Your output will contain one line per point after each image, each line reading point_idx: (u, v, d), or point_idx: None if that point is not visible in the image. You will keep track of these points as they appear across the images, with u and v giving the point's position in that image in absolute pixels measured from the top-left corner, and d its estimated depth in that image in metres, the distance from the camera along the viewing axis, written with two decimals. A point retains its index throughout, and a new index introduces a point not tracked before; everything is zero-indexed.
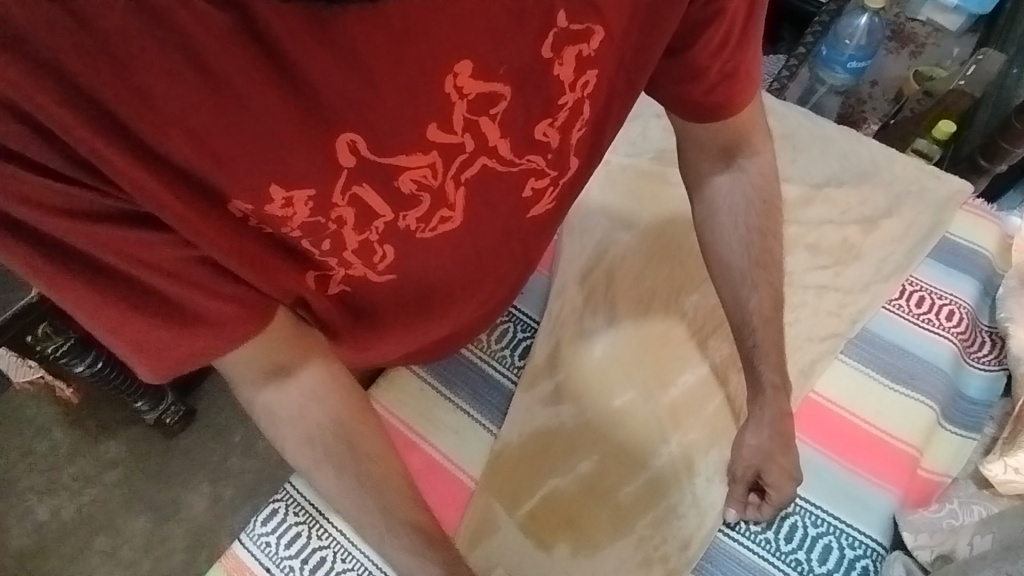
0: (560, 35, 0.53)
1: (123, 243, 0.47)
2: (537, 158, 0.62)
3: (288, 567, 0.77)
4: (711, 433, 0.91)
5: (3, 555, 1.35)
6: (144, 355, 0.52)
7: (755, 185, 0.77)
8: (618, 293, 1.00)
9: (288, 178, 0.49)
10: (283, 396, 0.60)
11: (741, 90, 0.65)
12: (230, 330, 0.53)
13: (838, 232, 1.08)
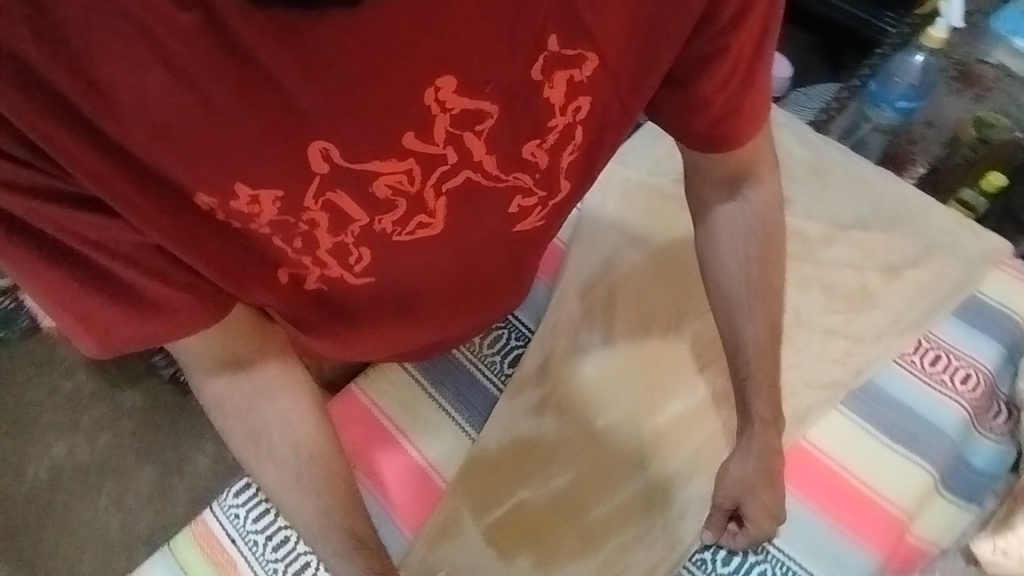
0: (551, 59, 0.55)
1: (78, 225, 0.50)
2: (525, 176, 0.64)
3: (253, 541, 0.79)
4: (688, 464, 0.89)
5: (18, 486, 1.41)
6: (91, 329, 0.54)
7: (761, 213, 0.75)
8: (618, 312, 1.00)
9: (256, 177, 0.52)
10: (233, 386, 0.66)
11: (743, 126, 0.65)
12: (188, 320, 0.56)
13: (858, 276, 1.04)
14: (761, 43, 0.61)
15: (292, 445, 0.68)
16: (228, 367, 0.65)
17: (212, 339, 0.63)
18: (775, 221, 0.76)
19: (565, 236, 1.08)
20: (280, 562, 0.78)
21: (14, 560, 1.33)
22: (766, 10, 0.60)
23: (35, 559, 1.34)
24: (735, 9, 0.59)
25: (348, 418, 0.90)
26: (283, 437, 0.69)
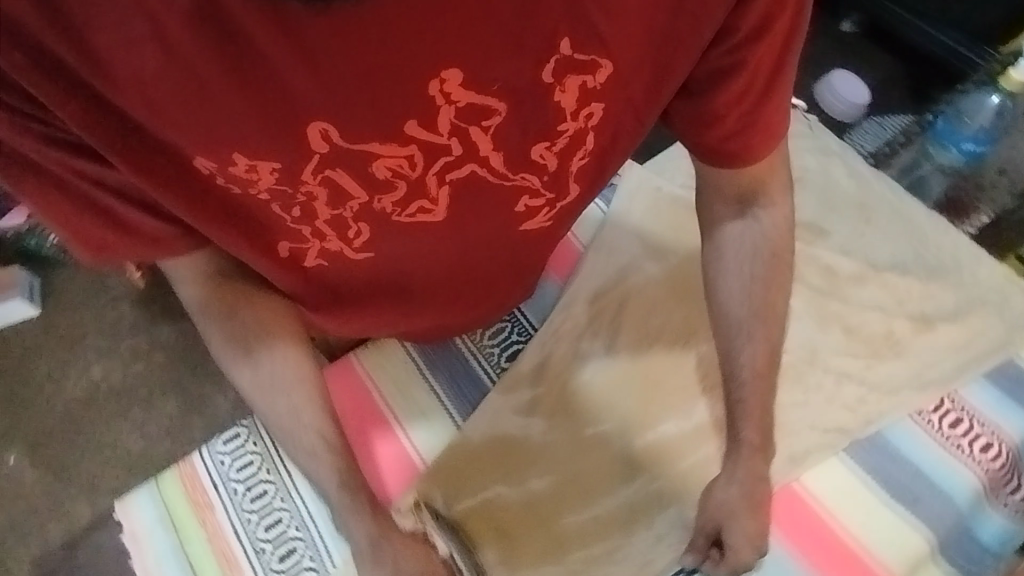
0: (563, 62, 0.54)
1: (72, 159, 0.52)
2: (533, 177, 0.65)
3: (232, 489, 0.82)
4: (670, 484, 0.87)
5: (56, 400, 1.43)
6: (82, 244, 0.57)
7: (772, 233, 0.66)
8: (625, 323, 0.98)
9: (252, 148, 0.52)
10: (219, 301, 0.69)
11: (757, 145, 0.60)
12: (175, 245, 0.59)
13: (884, 322, 0.99)
14: (784, 61, 0.57)
15: (269, 367, 0.71)
16: (209, 276, 0.67)
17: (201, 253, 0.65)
18: (784, 240, 0.67)
19: (586, 240, 1.08)
20: (255, 514, 0.81)
21: (45, 471, 1.37)
22: (791, 20, 0.56)
23: (64, 471, 1.36)
24: (756, 19, 0.55)
25: (341, 385, 0.92)
26: (268, 368, 0.71)
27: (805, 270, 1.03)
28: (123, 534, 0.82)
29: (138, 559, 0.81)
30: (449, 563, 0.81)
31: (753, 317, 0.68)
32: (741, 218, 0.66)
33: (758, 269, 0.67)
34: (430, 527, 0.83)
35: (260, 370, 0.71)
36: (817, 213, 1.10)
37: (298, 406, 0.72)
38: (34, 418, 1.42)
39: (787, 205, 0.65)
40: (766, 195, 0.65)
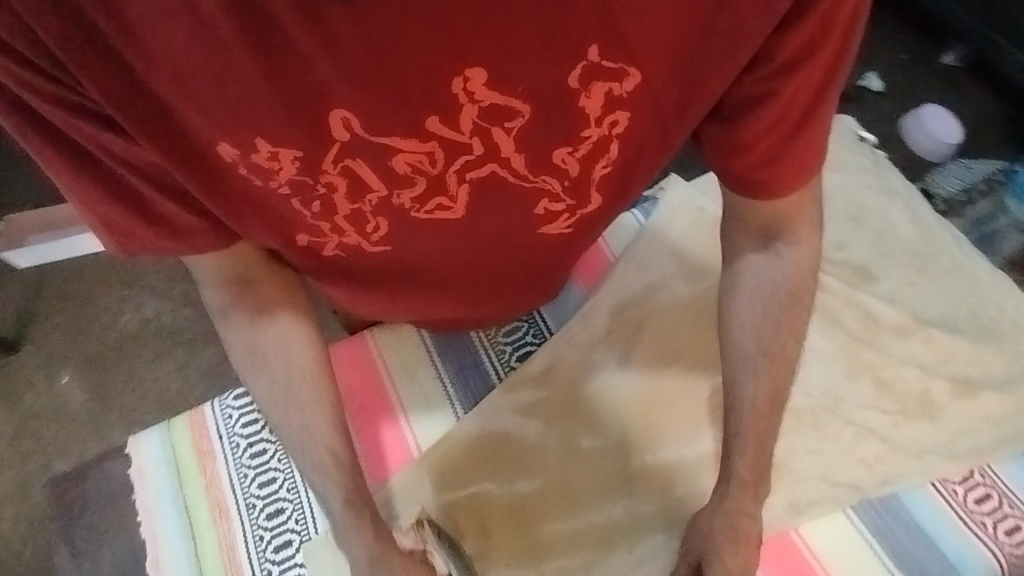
0: (589, 68, 0.53)
1: (113, 146, 0.54)
2: (554, 181, 0.63)
3: (235, 442, 0.85)
4: (660, 512, 0.85)
5: (111, 329, 1.52)
6: (112, 232, 0.59)
7: (793, 272, 0.63)
8: (644, 340, 0.96)
9: (274, 133, 0.54)
10: (240, 302, 0.70)
11: (780, 180, 0.58)
12: (202, 241, 0.61)
13: (922, 380, 0.93)
14: (822, 96, 0.55)
15: (286, 365, 0.73)
16: (231, 279, 0.69)
17: (224, 256, 0.67)
18: (806, 285, 0.64)
19: (617, 251, 1.06)
20: (252, 470, 0.84)
21: (90, 396, 1.45)
22: (837, 51, 0.53)
23: (109, 396, 1.45)
24: (794, 50, 0.52)
25: (350, 360, 0.94)
26: (285, 368, 0.73)
27: (845, 315, 0.97)
28: (128, 469, 0.85)
29: (137, 495, 0.84)
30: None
31: (762, 355, 0.65)
32: (763, 252, 0.64)
33: (773, 308, 0.65)
34: (431, 544, 0.79)
35: (277, 370, 0.73)
36: (867, 255, 1.03)
37: (311, 422, 0.73)
38: (89, 343, 1.50)
39: (813, 246, 0.62)
40: (794, 233, 0.62)
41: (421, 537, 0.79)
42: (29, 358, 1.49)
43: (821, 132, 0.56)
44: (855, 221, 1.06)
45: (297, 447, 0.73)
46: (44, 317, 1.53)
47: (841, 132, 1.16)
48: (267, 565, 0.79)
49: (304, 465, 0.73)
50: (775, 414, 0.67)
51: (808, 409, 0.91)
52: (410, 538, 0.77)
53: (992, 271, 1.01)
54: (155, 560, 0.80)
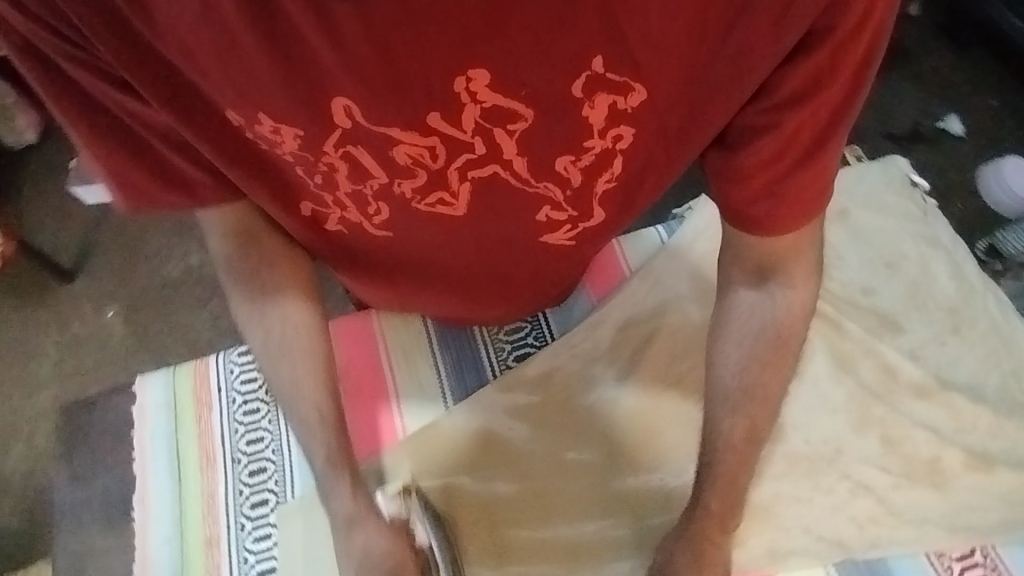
0: (593, 80, 0.54)
1: (127, 104, 0.58)
2: (555, 189, 0.65)
3: (232, 397, 0.89)
4: (632, 536, 0.84)
5: (157, 275, 1.59)
6: (125, 188, 0.64)
7: (784, 315, 0.65)
8: (647, 360, 0.94)
9: (275, 112, 0.56)
10: (242, 260, 0.73)
11: (778, 216, 0.59)
12: (209, 198, 0.65)
13: (934, 445, 0.88)
14: (825, 136, 0.55)
15: (281, 329, 0.77)
16: (236, 235, 0.72)
17: (231, 213, 0.69)
18: (796, 333, 0.66)
19: (635, 266, 1.04)
20: (244, 425, 0.87)
21: (130, 332, 1.54)
22: (845, 92, 0.54)
23: (147, 336, 1.53)
24: (799, 85, 0.53)
25: (352, 336, 0.96)
26: (279, 332, 0.77)
27: (861, 367, 0.93)
28: (132, 404, 0.89)
29: (136, 429, 0.87)
30: (426, 555, 0.77)
31: (744, 396, 0.67)
32: (756, 291, 0.65)
33: (759, 349, 0.67)
34: (414, 513, 0.80)
35: (272, 332, 0.77)
36: (897, 306, 0.98)
37: (300, 378, 0.77)
38: (136, 284, 1.59)
39: (805, 291, 0.64)
40: (789, 276, 0.63)
41: (405, 505, 0.80)
42: (82, 289, 1.59)
43: (822, 171, 0.57)
44: (891, 269, 1.01)
45: (286, 399, 0.77)
46: (100, 253, 1.62)
47: (892, 175, 1.10)
48: (242, 519, 0.82)
49: (292, 418, 0.77)
50: (750, 450, 0.68)
51: (807, 457, 0.87)
52: (394, 504, 0.80)
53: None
54: (142, 494, 0.84)
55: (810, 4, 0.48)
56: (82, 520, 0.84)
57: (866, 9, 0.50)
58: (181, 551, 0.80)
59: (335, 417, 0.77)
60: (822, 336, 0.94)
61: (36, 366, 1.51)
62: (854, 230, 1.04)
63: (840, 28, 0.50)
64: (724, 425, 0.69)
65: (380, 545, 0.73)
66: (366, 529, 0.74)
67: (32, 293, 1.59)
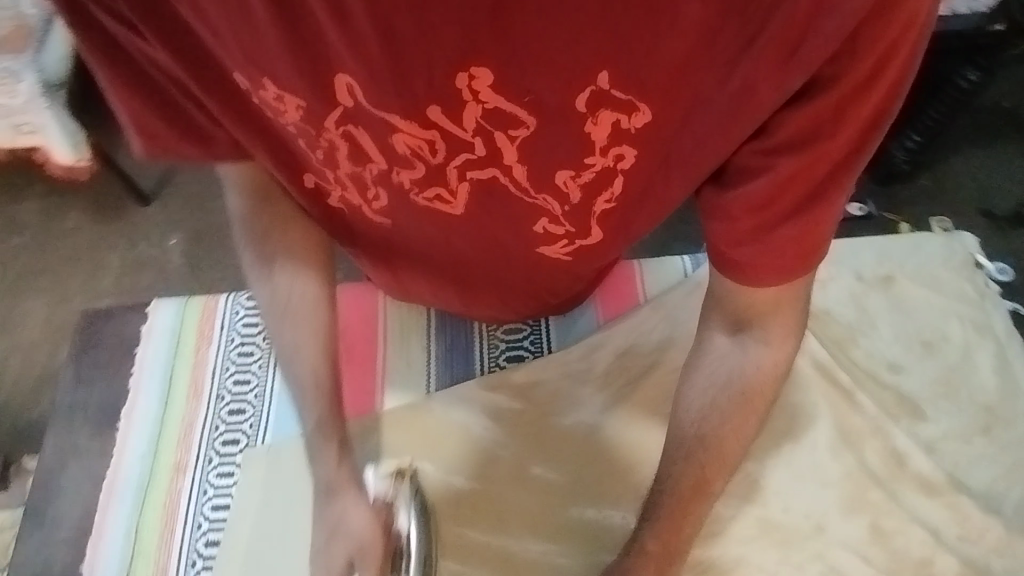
0: (598, 97, 0.53)
1: (152, 60, 0.62)
2: (554, 203, 0.66)
3: (230, 335, 0.93)
4: (576, 566, 0.81)
5: (221, 214, 1.67)
6: (143, 135, 0.68)
7: (755, 373, 0.67)
8: (638, 392, 0.89)
9: (280, 81, 0.59)
10: (256, 212, 0.77)
11: (761, 267, 0.59)
12: (223, 151, 0.69)
13: (929, 547, 0.80)
14: (819, 190, 0.55)
15: (290, 285, 0.80)
16: (251, 189, 0.76)
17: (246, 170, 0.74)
18: (765, 398, 0.69)
19: (650, 294, 0.99)
20: (235, 365, 0.91)
21: (186, 264, 1.63)
22: (848, 146, 0.53)
23: (201, 269, 1.61)
24: (797, 131, 0.52)
25: (355, 304, 0.97)
26: (286, 286, 0.80)
27: (867, 448, 0.85)
28: (142, 324, 0.94)
29: (140, 348, 0.92)
30: (399, 543, 0.72)
31: (696, 443, 0.71)
32: (730, 340, 0.68)
33: (721, 401, 0.69)
34: (400, 499, 0.75)
35: (280, 288, 0.80)
36: (924, 391, 0.90)
37: (302, 339, 0.80)
38: (200, 218, 1.67)
39: (779, 350, 0.66)
40: (766, 335, 0.65)
41: (392, 490, 0.76)
42: (153, 214, 1.69)
43: (815, 226, 0.56)
44: (927, 351, 0.94)
45: (287, 357, 0.81)
46: (177, 184, 1.72)
47: (953, 251, 1.00)
48: (211, 453, 0.86)
49: (289, 379, 0.80)
50: (698, 501, 0.72)
51: (787, 528, 0.81)
52: (380, 486, 0.77)
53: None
54: (130, 408, 0.88)
55: (817, 49, 0.47)
56: (74, 421, 0.88)
57: (878, 62, 0.48)
58: (150, 469, 0.85)
59: (331, 380, 0.80)
60: (834, 407, 0.87)
61: (99, 277, 1.62)
62: (894, 301, 0.97)
63: (846, 79, 0.49)
64: (674, 468, 0.72)
65: (354, 519, 0.72)
66: (343, 501, 0.74)
67: (108, 208, 1.69)
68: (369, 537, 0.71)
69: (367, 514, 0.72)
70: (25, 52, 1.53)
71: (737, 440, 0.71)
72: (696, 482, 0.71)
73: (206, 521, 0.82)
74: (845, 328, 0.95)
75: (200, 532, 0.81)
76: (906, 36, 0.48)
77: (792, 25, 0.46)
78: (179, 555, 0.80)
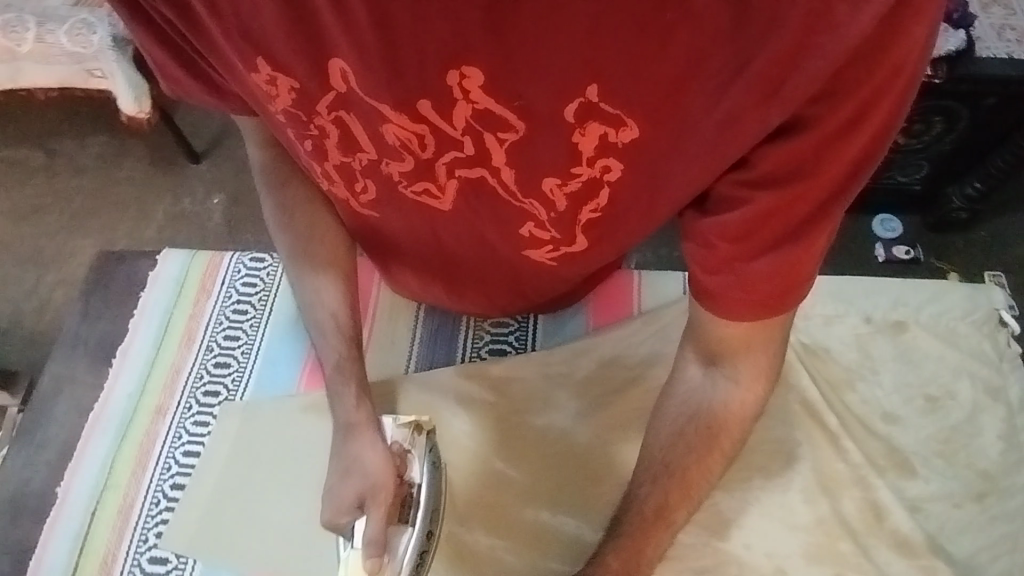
0: (587, 108, 0.52)
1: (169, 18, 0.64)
2: (540, 208, 0.65)
3: (229, 293, 0.96)
4: (522, 565, 0.80)
5: None
6: (167, 77, 0.71)
7: (721, 410, 0.66)
8: (616, 405, 0.88)
9: (274, 61, 0.59)
10: (276, 158, 0.80)
11: (732, 300, 0.57)
12: (239, 105, 0.72)
13: None
14: (804, 226, 0.52)
15: (308, 228, 0.83)
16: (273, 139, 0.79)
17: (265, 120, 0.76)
18: (732, 437, 0.68)
19: (644, 307, 0.97)
20: (228, 321, 0.94)
21: (223, 223, 1.67)
22: (835, 185, 0.50)
23: (237, 228, 1.66)
24: (777, 167, 0.50)
25: None
26: (304, 224, 0.83)
27: (846, 496, 0.81)
28: (151, 270, 0.98)
29: (144, 293, 0.96)
30: (410, 492, 0.71)
31: (663, 471, 0.70)
32: (702, 373, 0.67)
33: (688, 433, 0.69)
34: (417, 450, 0.73)
35: (298, 233, 0.83)
36: (918, 447, 0.86)
37: (322, 286, 0.84)
38: (241, 180, 1.73)
39: (749, 388, 0.65)
40: (738, 374, 0.64)
41: (410, 439, 0.74)
42: (201, 172, 1.74)
43: (793, 266, 0.54)
44: (929, 406, 0.88)
45: (306, 306, 0.84)
46: (229, 144, 1.77)
47: (976, 304, 0.94)
48: (191, 401, 0.89)
49: (310, 321, 0.84)
50: (657, 528, 0.70)
51: (747, 565, 0.78)
52: (399, 433, 0.75)
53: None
54: (126, 348, 0.93)
55: (801, 88, 0.45)
56: (74, 353, 0.93)
57: (865, 104, 0.46)
58: (134, 408, 0.88)
59: (350, 327, 0.84)
60: (817, 449, 0.84)
61: (142, 226, 1.68)
62: (901, 349, 0.92)
63: (830, 118, 0.47)
64: (640, 491, 0.71)
65: (370, 460, 0.73)
66: (361, 443, 0.75)
67: (161, 163, 1.75)
68: (381, 475, 0.72)
69: (377, 456, 0.73)
70: (104, 5, 1.48)
71: (704, 469, 0.69)
72: (658, 506, 0.70)
73: (175, 465, 0.85)
74: (843, 370, 0.90)
75: (168, 474, 0.85)
76: (893, 81, 0.46)
77: (781, 59, 0.44)
78: (145, 494, 0.84)
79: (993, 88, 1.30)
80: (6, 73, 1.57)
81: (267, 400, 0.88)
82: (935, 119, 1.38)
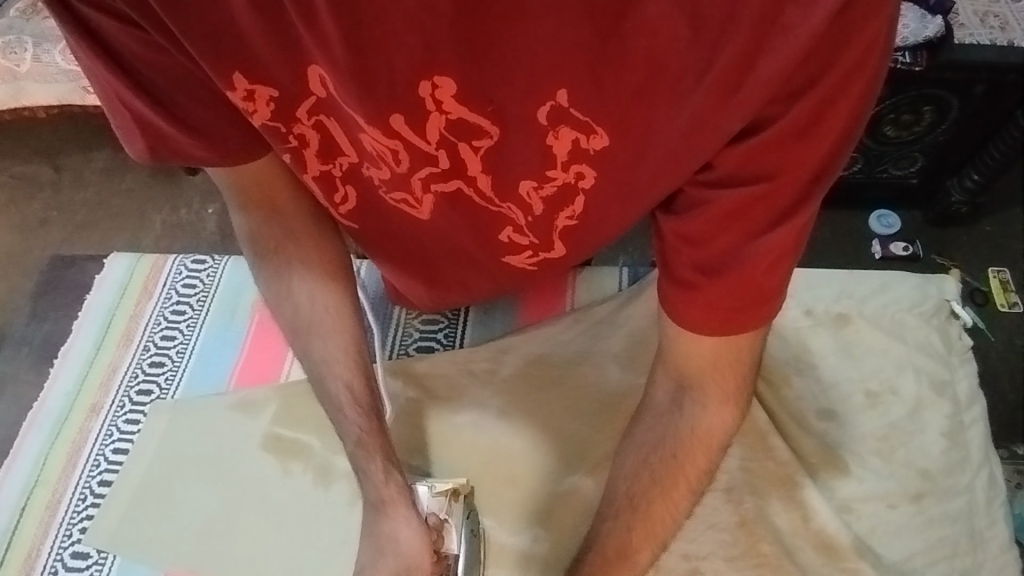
0: (558, 112, 0.48)
1: (146, 58, 0.57)
2: (517, 212, 0.61)
3: (169, 292, 0.98)
4: None
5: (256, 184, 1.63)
6: (141, 138, 0.63)
7: (687, 435, 0.57)
8: (544, 404, 0.87)
9: (252, 73, 0.54)
10: (263, 227, 0.73)
11: (688, 304, 0.50)
12: (232, 145, 0.64)
13: None
14: (782, 219, 0.46)
15: (310, 295, 0.75)
16: (259, 205, 0.72)
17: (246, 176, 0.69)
18: (698, 467, 0.58)
19: (578, 303, 0.96)
20: (165, 321, 0.96)
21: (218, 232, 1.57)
22: (802, 189, 0.45)
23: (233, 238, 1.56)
24: (741, 164, 0.45)
25: None
26: (298, 271, 0.75)
27: (772, 497, 0.78)
28: (97, 273, 1.01)
29: (89, 295, 0.99)
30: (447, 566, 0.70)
31: (626, 504, 0.61)
32: (671, 396, 0.58)
33: (654, 464, 0.60)
34: (453, 519, 0.72)
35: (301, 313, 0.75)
36: (855, 445, 0.82)
37: (332, 354, 0.74)
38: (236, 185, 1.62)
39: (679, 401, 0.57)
40: (703, 393, 0.55)
41: (446, 509, 0.72)
42: (201, 184, 1.65)
43: (753, 274, 0.47)
44: (869, 401, 0.84)
45: (318, 375, 0.74)
46: None
47: (926, 295, 0.90)
48: (124, 400, 0.91)
49: (322, 396, 0.74)
50: (619, 572, 0.61)
51: (666, 568, 0.75)
52: (435, 502, 0.72)
53: (1006, 547, 0.77)
54: (67, 348, 0.95)
55: (760, 90, 0.41)
56: (19, 352, 0.96)
57: (824, 102, 0.42)
58: (69, 406, 0.91)
59: (367, 396, 0.73)
60: (747, 450, 0.81)
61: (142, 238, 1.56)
62: (843, 342, 0.88)
63: (790, 117, 0.42)
64: (603, 527, 0.63)
65: (406, 539, 0.68)
66: (394, 520, 0.69)
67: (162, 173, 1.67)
68: (418, 557, 0.68)
69: (413, 535, 0.68)
70: None
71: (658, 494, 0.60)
72: (621, 545, 0.61)
73: (104, 461, 0.88)
74: (780, 365, 0.87)
75: (97, 471, 0.87)
76: (854, 78, 0.41)
77: (748, 46, 0.40)
78: (72, 490, 0.86)
79: (982, 75, 1.23)
80: (8, 93, 1.52)
81: (198, 398, 0.90)
82: (925, 108, 1.31)
